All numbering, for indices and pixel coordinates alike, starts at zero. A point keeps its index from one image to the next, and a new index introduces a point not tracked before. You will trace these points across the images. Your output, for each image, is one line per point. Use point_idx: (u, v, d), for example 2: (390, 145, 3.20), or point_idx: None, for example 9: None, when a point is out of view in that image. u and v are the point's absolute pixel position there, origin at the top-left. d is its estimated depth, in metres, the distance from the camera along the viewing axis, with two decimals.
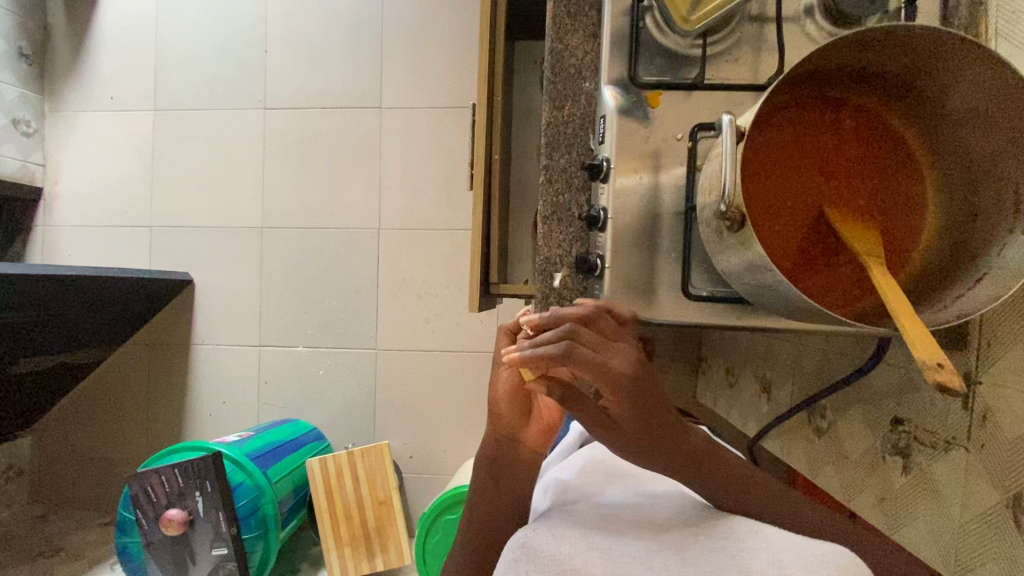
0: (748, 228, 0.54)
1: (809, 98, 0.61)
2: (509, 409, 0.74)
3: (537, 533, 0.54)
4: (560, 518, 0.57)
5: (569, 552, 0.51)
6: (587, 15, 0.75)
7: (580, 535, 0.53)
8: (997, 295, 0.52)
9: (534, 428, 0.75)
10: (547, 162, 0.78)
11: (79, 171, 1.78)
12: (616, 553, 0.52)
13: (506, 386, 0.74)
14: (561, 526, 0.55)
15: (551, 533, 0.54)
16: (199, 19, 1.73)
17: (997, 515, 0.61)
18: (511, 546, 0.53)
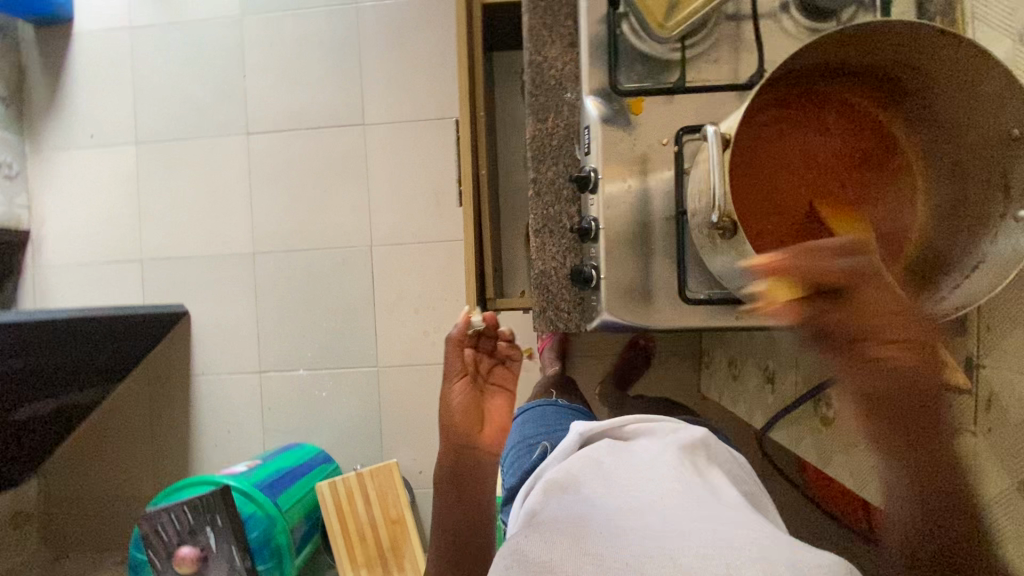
0: (740, 235, 0.54)
1: (792, 96, 0.61)
2: (464, 417, 0.81)
3: (529, 542, 0.54)
4: (552, 527, 0.56)
5: (557, 561, 0.51)
6: (563, 25, 0.75)
7: (571, 543, 0.52)
8: (995, 283, 0.52)
9: (489, 430, 0.82)
10: (535, 175, 0.77)
11: (66, 211, 1.76)
12: (606, 562, 0.50)
13: (460, 397, 0.82)
14: (553, 535, 0.54)
15: (542, 541, 0.53)
16: (175, 50, 1.72)
17: (1009, 496, 0.60)
18: (500, 557, 0.54)
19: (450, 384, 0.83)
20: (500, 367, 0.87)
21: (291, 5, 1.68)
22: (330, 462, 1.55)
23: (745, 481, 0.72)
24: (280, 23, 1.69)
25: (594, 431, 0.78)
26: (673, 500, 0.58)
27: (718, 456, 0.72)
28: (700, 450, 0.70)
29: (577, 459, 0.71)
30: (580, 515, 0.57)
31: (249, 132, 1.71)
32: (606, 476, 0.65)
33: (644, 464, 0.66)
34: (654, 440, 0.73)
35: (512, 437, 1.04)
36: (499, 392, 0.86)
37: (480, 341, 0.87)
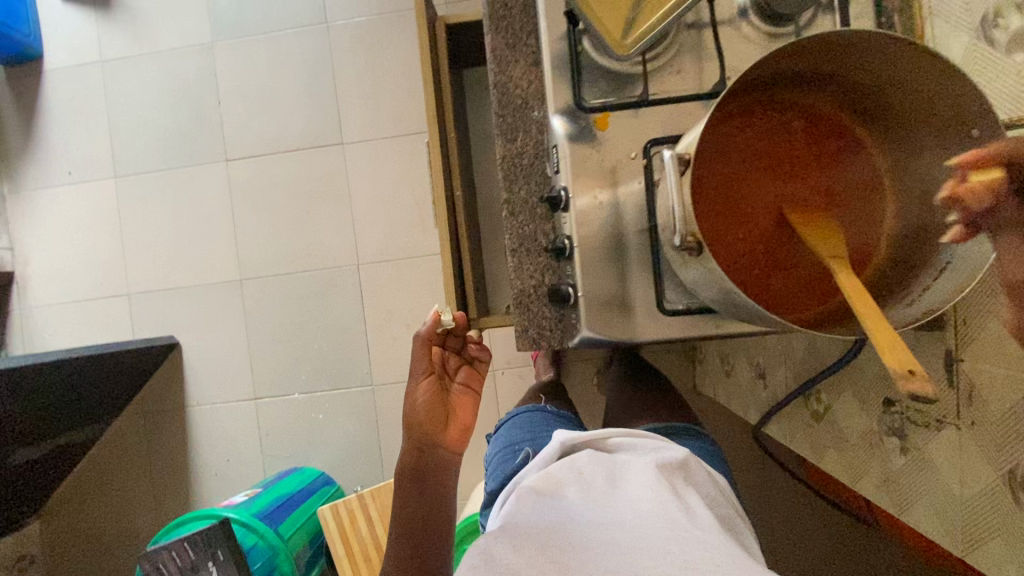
0: (706, 254, 0.53)
1: (755, 104, 0.61)
2: (430, 415, 0.84)
3: (499, 543, 0.56)
4: (523, 531, 0.58)
5: (521, 568, 0.53)
6: (526, 44, 0.75)
7: (536, 553, 0.55)
8: (959, 288, 0.51)
9: (453, 429, 0.85)
10: (507, 195, 0.77)
11: (48, 250, 1.75)
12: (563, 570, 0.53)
13: (425, 396, 0.85)
14: (522, 540, 0.57)
15: (509, 546, 0.56)
16: (147, 81, 1.72)
17: (998, 491, 0.61)
18: (470, 553, 0.56)
19: (416, 382, 0.85)
20: (466, 367, 0.91)
21: (261, 29, 1.67)
22: (332, 484, 1.55)
23: (724, 500, 0.70)
24: (251, 47, 1.68)
25: (576, 441, 0.74)
26: (640, 516, 0.59)
27: (695, 478, 0.69)
28: (678, 469, 0.68)
29: (558, 466, 0.70)
30: (551, 525, 0.59)
31: (227, 158, 1.70)
32: (583, 488, 0.65)
33: (620, 483, 0.66)
34: (635, 457, 0.70)
35: (499, 441, 1.02)
36: (465, 392, 0.89)
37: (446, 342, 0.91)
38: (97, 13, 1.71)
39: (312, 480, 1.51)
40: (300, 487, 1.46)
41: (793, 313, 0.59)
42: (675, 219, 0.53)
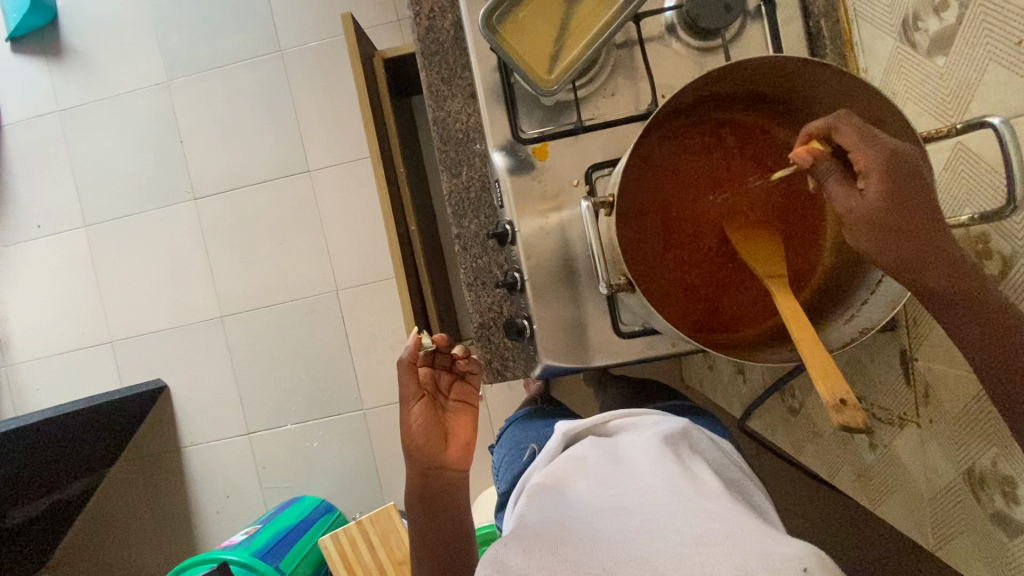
0: (640, 293, 0.55)
1: (687, 126, 0.62)
2: (425, 442, 0.72)
3: (511, 547, 0.44)
4: (532, 528, 0.47)
5: (541, 568, 0.40)
6: (461, 76, 0.75)
7: (551, 547, 0.42)
8: (894, 304, 0.54)
9: (454, 447, 0.73)
10: (458, 230, 0.78)
11: (26, 305, 1.74)
12: (579, 566, 0.40)
13: (419, 422, 0.72)
14: (534, 535, 0.45)
15: (523, 546, 0.43)
16: (106, 127, 1.70)
17: (960, 490, 0.62)
18: (482, 564, 0.43)
19: (407, 409, 0.72)
20: (461, 382, 0.75)
21: (215, 62, 1.65)
22: (333, 509, 1.57)
23: (740, 469, 0.59)
24: (206, 82, 1.66)
25: (578, 429, 0.65)
26: (651, 490, 0.48)
27: (702, 447, 0.59)
28: (682, 439, 0.57)
29: (560, 460, 0.60)
30: (565, 519, 0.47)
31: (195, 195, 1.69)
32: (588, 470, 0.54)
33: (626, 463, 0.54)
34: (638, 433, 0.60)
35: (503, 445, 0.90)
36: (463, 409, 0.75)
37: (437, 358, 0.75)
38: (49, 63, 1.70)
39: (311, 509, 1.52)
40: (299, 519, 1.47)
41: (736, 330, 0.62)
42: (598, 268, 0.56)
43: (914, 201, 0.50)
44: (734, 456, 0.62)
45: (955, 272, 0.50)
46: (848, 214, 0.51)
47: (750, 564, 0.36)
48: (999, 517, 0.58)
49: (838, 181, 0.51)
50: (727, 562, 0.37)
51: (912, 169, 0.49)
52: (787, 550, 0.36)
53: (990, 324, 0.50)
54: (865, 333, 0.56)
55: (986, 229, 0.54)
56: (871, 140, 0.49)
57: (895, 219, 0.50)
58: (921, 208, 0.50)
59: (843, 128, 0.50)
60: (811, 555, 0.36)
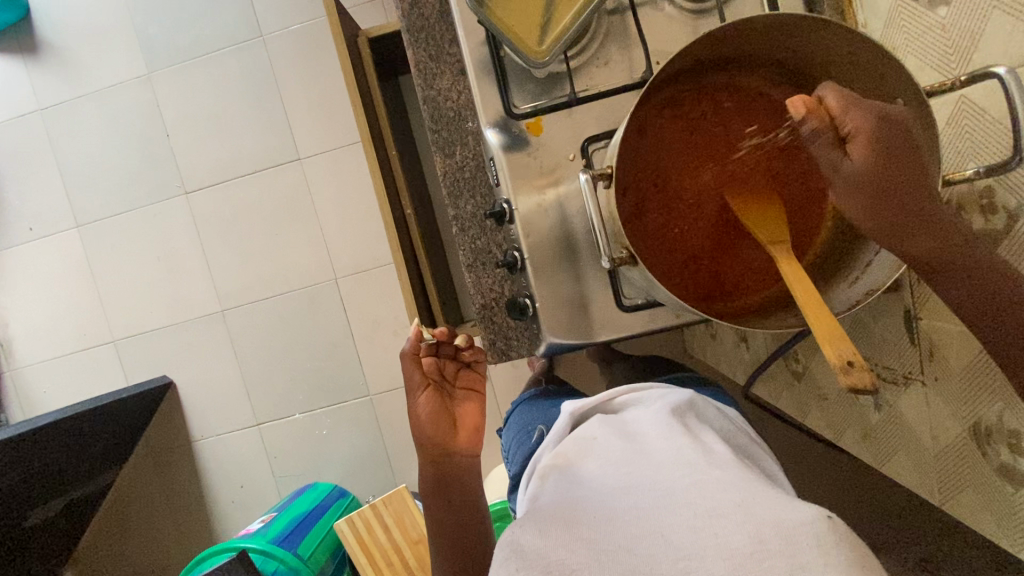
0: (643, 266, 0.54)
1: (686, 92, 0.60)
2: (433, 430, 0.72)
3: (526, 527, 0.44)
4: (546, 508, 0.47)
5: (559, 549, 0.41)
6: (449, 52, 0.73)
7: (566, 526, 0.43)
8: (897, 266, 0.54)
9: (461, 432, 0.73)
10: (454, 211, 0.77)
11: (25, 309, 1.73)
12: (595, 545, 0.41)
13: (426, 410, 0.73)
14: (549, 515, 0.45)
15: (540, 526, 0.44)
16: (91, 123, 1.67)
17: (966, 445, 0.62)
18: (498, 546, 0.44)
19: (413, 399, 0.73)
20: (466, 370, 0.77)
21: (196, 51, 1.61)
22: (347, 494, 1.56)
23: (746, 435, 0.59)
24: (188, 72, 1.62)
25: (585, 409, 0.65)
26: (662, 464, 0.48)
27: (707, 417, 0.59)
28: (689, 410, 0.57)
29: (568, 439, 0.59)
30: (579, 499, 0.47)
31: (187, 190, 1.66)
32: (597, 448, 0.54)
33: (635, 437, 0.54)
34: (643, 407, 0.60)
35: (510, 426, 0.90)
36: (469, 397, 0.76)
37: (440, 348, 0.77)
38: (26, 61, 1.65)
39: (325, 495, 1.52)
40: (314, 504, 1.48)
41: (740, 297, 0.62)
42: (599, 242, 0.56)
43: (901, 167, 0.50)
44: (741, 423, 0.62)
45: (945, 235, 0.51)
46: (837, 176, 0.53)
47: (762, 531, 0.37)
48: (1005, 470, 0.59)
49: (827, 143, 0.51)
50: (740, 529, 0.38)
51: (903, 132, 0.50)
52: (798, 515, 0.37)
53: (985, 282, 0.51)
54: (870, 295, 0.56)
55: (991, 183, 0.53)
56: (858, 106, 0.50)
57: (881, 183, 0.51)
58: (909, 171, 0.50)
59: (829, 96, 0.51)
60: (821, 520, 0.37)
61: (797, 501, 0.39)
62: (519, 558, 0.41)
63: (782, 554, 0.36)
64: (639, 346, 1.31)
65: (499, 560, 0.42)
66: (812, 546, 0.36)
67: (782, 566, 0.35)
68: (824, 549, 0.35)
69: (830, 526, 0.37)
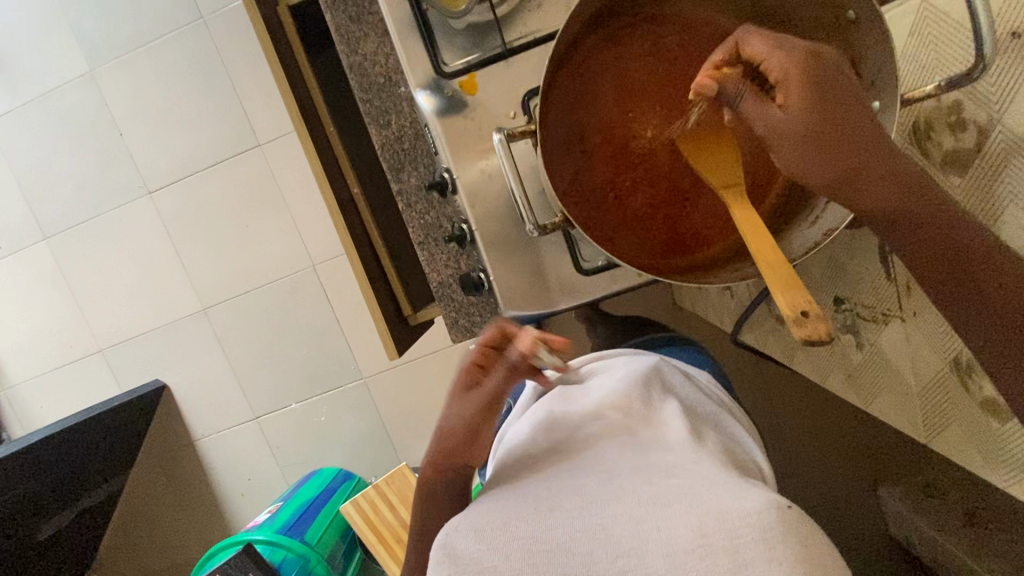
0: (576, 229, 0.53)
1: (624, 28, 0.54)
2: None
3: (462, 527, 0.44)
4: (490, 502, 0.47)
5: (492, 552, 0.41)
6: (370, 11, 0.67)
7: (501, 525, 0.43)
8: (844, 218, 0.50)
9: None
10: (398, 186, 0.73)
11: (8, 327, 1.72)
12: (531, 542, 0.41)
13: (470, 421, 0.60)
14: (489, 511, 0.45)
15: (476, 525, 0.44)
16: (40, 129, 1.60)
17: (947, 380, 0.59)
18: (435, 547, 0.44)
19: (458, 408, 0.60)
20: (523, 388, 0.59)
21: (136, 41, 1.53)
22: (352, 476, 1.58)
23: (711, 404, 0.60)
24: (132, 64, 1.54)
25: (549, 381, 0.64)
26: (615, 451, 0.49)
27: (672, 386, 0.59)
28: (654, 382, 0.58)
29: (530, 416, 0.59)
30: (523, 489, 0.47)
31: (149, 189, 1.61)
32: (557, 430, 0.55)
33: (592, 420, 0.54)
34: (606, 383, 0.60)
35: None
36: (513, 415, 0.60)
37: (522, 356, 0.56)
38: None
39: (331, 478, 1.54)
40: (319, 490, 1.49)
41: (701, 249, 0.58)
42: (524, 211, 0.53)
43: (841, 111, 0.46)
44: (715, 390, 0.63)
45: (902, 179, 0.46)
46: (770, 134, 0.47)
47: (705, 524, 0.38)
48: (988, 404, 0.56)
49: (753, 97, 0.46)
50: (685, 523, 0.39)
51: (834, 72, 0.46)
52: (746, 507, 0.38)
53: (950, 222, 0.46)
54: (829, 237, 0.52)
55: (959, 97, 0.49)
56: (784, 47, 0.46)
57: (823, 128, 0.46)
58: (851, 114, 0.46)
59: (750, 42, 0.47)
60: (770, 509, 0.38)
61: (750, 489, 0.40)
62: (451, 563, 0.41)
63: (724, 550, 0.36)
64: (625, 305, 1.28)
65: (433, 561, 0.42)
66: (756, 540, 0.36)
67: (724, 564, 0.36)
68: (769, 544, 0.36)
69: (775, 518, 0.37)
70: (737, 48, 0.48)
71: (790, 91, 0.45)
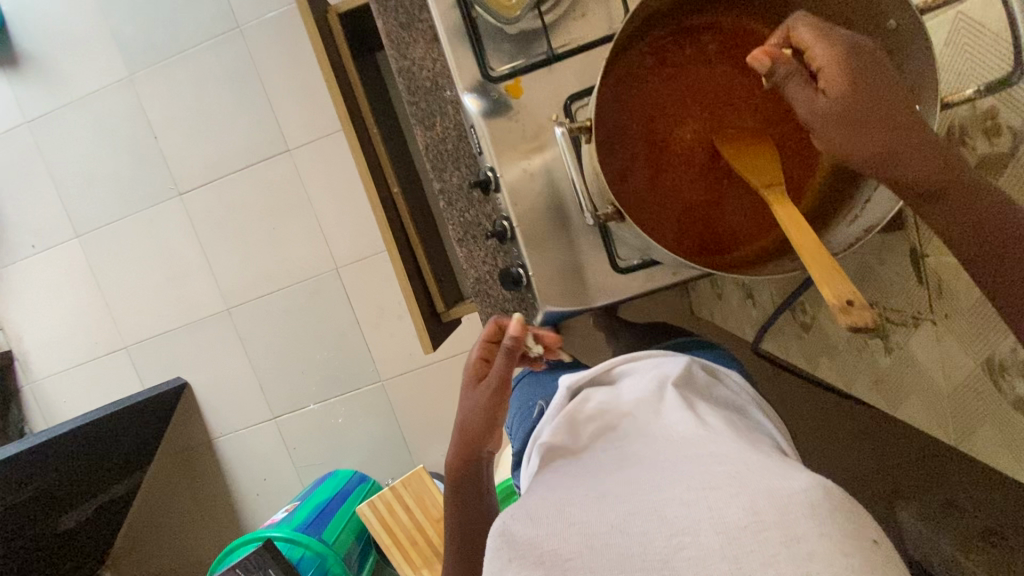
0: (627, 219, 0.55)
1: (667, 38, 0.57)
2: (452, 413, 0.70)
3: (518, 516, 0.47)
4: (541, 494, 0.49)
5: (550, 537, 0.44)
6: (421, 19, 0.70)
7: (559, 514, 0.46)
8: (875, 222, 0.53)
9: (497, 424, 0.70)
10: (440, 185, 0.76)
11: (36, 322, 1.76)
12: (587, 528, 0.44)
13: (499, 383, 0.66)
14: (541, 503, 0.48)
15: (531, 515, 0.47)
16: (78, 131, 1.66)
17: (980, 381, 0.61)
18: (491, 533, 0.47)
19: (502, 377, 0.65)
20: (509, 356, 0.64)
21: (174, 48, 1.58)
22: (368, 479, 1.58)
23: (739, 404, 0.62)
24: (170, 71, 1.60)
25: (581, 381, 0.67)
26: (660, 446, 0.51)
27: (702, 386, 0.62)
28: (687, 381, 0.61)
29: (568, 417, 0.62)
30: (573, 485, 0.49)
31: (180, 191, 1.65)
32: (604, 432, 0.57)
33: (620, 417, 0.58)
34: (637, 384, 0.63)
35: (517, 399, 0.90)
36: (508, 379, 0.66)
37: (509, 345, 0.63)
38: (7, 74, 1.64)
39: (347, 480, 1.55)
40: (335, 491, 1.49)
41: (739, 249, 0.60)
42: (583, 201, 0.57)
43: (880, 97, 0.47)
44: (749, 390, 0.65)
45: (935, 168, 0.47)
46: (810, 116, 0.48)
47: (757, 504, 0.40)
48: (1021, 403, 0.57)
49: (800, 82, 0.47)
50: (736, 504, 0.40)
51: (876, 62, 0.47)
52: (793, 486, 0.40)
53: (992, 223, 0.46)
54: (871, 233, 0.53)
55: (992, 104, 0.51)
56: (828, 36, 0.47)
57: (863, 114, 0.46)
58: (892, 102, 0.47)
59: (800, 28, 0.48)
60: (816, 488, 0.40)
61: (796, 471, 0.42)
62: (510, 548, 0.44)
63: (776, 525, 0.38)
64: (644, 312, 1.30)
65: (493, 547, 0.46)
66: (807, 516, 0.38)
67: (778, 538, 0.38)
68: (819, 519, 0.38)
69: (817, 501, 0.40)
70: (789, 34, 0.49)
71: (833, 78, 0.46)
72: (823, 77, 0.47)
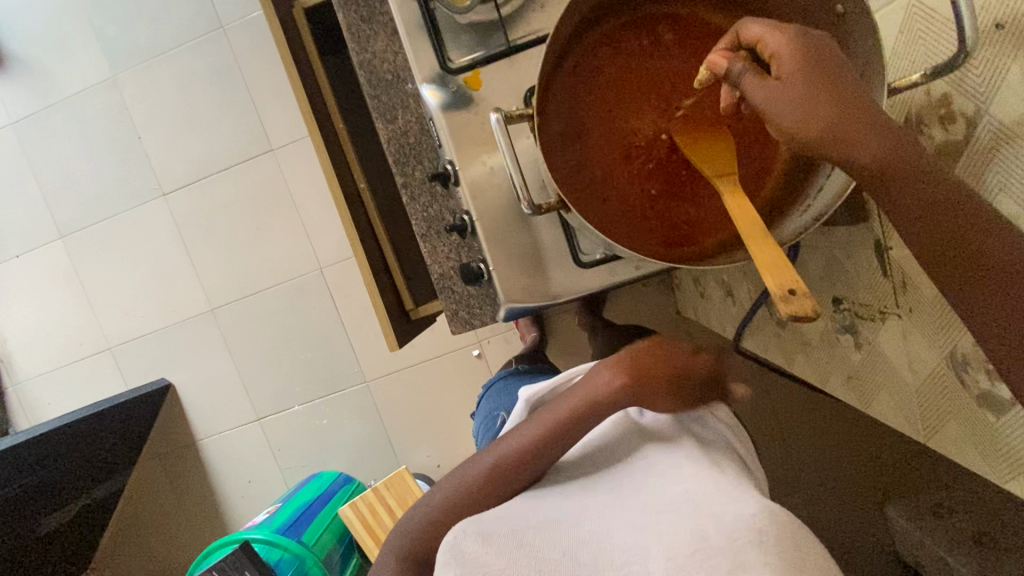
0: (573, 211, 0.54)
1: (621, 28, 0.57)
2: None
3: (470, 533, 0.48)
4: (501, 513, 0.50)
5: (497, 557, 0.45)
6: (381, 12, 0.69)
7: (510, 534, 0.47)
8: (819, 215, 0.53)
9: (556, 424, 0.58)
10: (403, 180, 0.75)
11: (21, 321, 1.75)
12: (538, 550, 0.45)
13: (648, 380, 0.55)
14: (497, 523, 0.49)
15: (482, 534, 0.48)
16: (62, 130, 1.65)
17: (945, 376, 0.59)
18: (443, 545, 0.48)
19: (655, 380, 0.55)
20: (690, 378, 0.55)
21: (158, 49, 1.58)
22: (352, 481, 1.57)
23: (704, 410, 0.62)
24: (153, 70, 1.59)
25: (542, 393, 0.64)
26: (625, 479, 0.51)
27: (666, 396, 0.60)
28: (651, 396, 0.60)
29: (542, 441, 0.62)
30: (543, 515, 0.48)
31: (165, 191, 1.65)
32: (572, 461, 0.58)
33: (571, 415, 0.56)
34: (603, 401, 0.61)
35: (488, 407, 0.91)
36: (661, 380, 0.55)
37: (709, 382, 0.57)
38: None
39: (330, 483, 1.52)
40: (316, 494, 1.47)
41: (698, 241, 0.59)
42: (519, 190, 0.54)
43: (837, 86, 0.45)
44: None
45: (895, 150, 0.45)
46: (766, 105, 0.45)
47: (706, 528, 0.40)
48: (985, 398, 0.56)
49: (752, 72, 0.45)
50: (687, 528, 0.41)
51: (827, 52, 0.45)
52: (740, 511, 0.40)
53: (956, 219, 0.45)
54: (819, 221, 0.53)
55: (948, 90, 0.51)
56: (779, 28, 0.45)
57: (814, 103, 0.44)
58: (846, 91, 0.45)
59: (748, 27, 0.47)
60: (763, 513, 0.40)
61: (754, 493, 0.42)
62: (458, 564, 0.45)
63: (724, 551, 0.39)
64: (624, 310, 1.29)
65: (441, 561, 0.47)
66: (753, 543, 0.38)
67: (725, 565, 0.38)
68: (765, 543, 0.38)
69: (768, 520, 0.40)
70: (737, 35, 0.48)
71: (784, 63, 0.44)
72: (776, 66, 0.45)
